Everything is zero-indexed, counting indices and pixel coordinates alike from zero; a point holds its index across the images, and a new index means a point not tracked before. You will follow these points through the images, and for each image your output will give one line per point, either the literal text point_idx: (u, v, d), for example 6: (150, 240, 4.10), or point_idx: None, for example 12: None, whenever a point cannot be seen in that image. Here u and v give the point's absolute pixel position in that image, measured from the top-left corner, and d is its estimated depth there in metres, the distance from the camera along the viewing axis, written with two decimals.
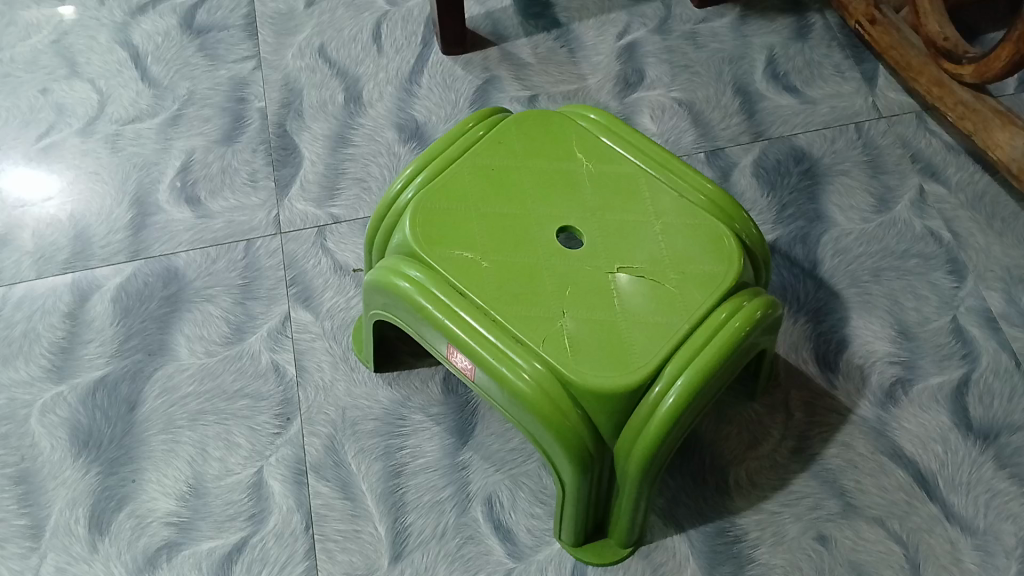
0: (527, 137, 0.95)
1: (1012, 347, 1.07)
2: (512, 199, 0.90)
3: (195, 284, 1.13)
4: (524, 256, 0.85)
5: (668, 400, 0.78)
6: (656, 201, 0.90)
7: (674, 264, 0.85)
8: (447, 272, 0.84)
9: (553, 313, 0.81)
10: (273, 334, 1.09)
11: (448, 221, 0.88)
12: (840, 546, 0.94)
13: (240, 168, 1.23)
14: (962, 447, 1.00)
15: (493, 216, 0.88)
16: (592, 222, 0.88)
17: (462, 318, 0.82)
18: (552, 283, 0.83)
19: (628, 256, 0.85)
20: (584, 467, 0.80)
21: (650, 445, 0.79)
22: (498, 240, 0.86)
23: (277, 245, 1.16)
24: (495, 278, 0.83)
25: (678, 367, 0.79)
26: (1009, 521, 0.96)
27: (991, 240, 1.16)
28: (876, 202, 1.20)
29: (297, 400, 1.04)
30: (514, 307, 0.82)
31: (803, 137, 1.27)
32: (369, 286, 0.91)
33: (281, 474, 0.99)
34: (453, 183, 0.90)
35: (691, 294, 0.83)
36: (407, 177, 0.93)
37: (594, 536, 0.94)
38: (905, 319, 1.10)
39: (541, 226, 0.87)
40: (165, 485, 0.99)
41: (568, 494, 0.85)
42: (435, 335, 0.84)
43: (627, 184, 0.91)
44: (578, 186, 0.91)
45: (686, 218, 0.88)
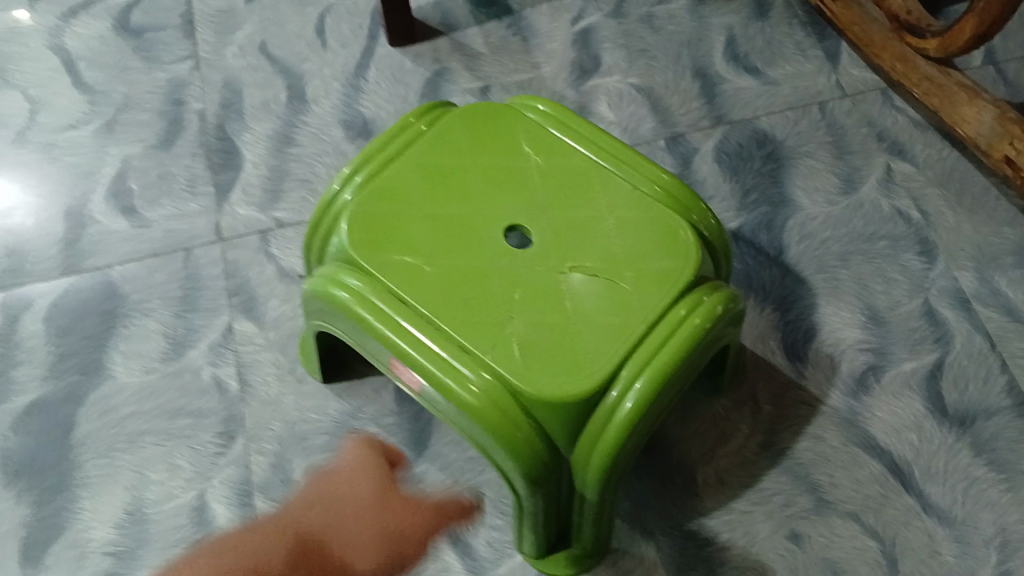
0: (472, 131, 0.90)
1: (986, 329, 1.04)
2: (458, 197, 0.85)
3: (133, 297, 1.08)
4: (469, 258, 0.80)
5: (626, 405, 0.73)
6: (609, 194, 0.85)
7: (629, 260, 0.80)
8: (388, 279, 0.79)
9: (500, 319, 0.76)
10: (215, 348, 1.03)
11: (388, 222, 0.82)
12: (813, 544, 0.91)
13: (180, 174, 1.18)
14: (937, 434, 0.96)
15: (436, 217, 0.83)
16: (542, 220, 0.83)
17: (406, 329, 0.77)
18: (499, 285, 0.78)
19: (580, 253, 0.81)
20: (538, 479, 0.76)
21: (609, 456, 0.74)
22: (442, 242, 0.81)
23: (218, 253, 1.11)
24: (439, 283, 0.79)
25: (635, 370, 0.74)
26: (988, 509, 0.92)
27: (961, 218, 1.13)
28: (842, 184, 1.16)
29: (241, 416, 0.99)
30: (460, 313, 0.77)
31: (765, 120, 1.23)
32: (306, 296, 0.85)
33: (225, 496, 0.94)
34: (394, 183, 0.85)
35: (647, 291, 0.78)
36: (344, 176, 0.88)
37: (556, 545, 0.89)
38: (875, 304, 1.06)
39: (487, 224, 0.83)
40: (104, 513, 0.94)
41: (526, 505, 0.80)
42: (378, 346, 0.79)
43: (578, 176, 0.87)
44: (525, 180, 0.86)
45: (641, 211, 0.84)
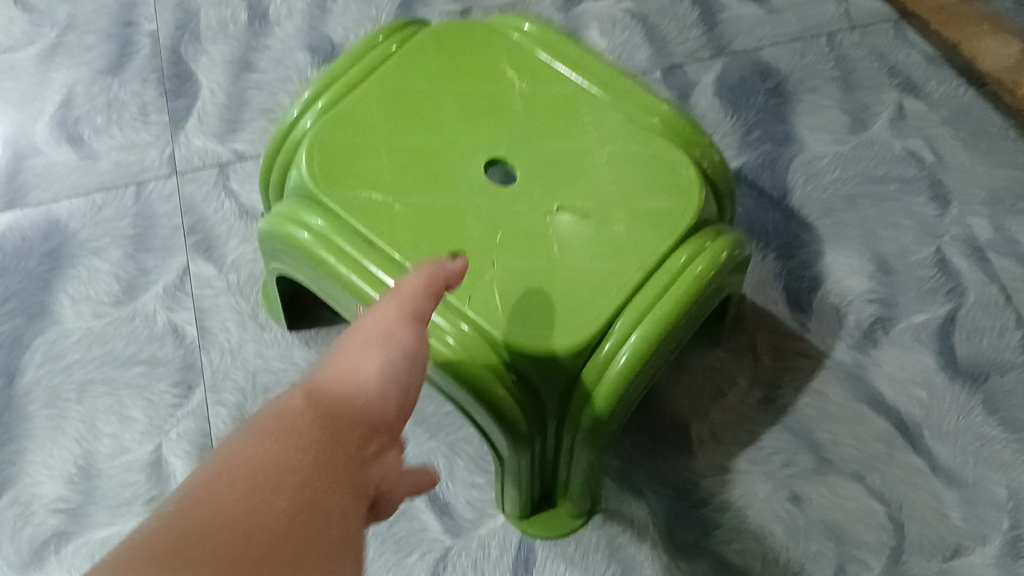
0: (449, 55, 0.81)
1: (1001, 280, 0.97)
2: (433, 127, 0.76)
3: (80, 236, 0.98)
4: (444, 195, 0.71)
5: (621, 359, 0.66)
6: (602, 127, 0.77)
7: (624, 200, 0.72)
8: (353, 217, 0.70)
9: (480, 263, 0.68)
10: (170, 292, 0.95)
11: (353, 153, 0.73)
12: (815, 506, 0.83)
13: (129, 102, 1.08)
14: (947, 391, 0.90)
15: (408, 148, 0.74)
16: (526, 154, 0.75)
17: (373, 273, 0.68)
18: (479, 225, 0.70)
19: (570, 192, 0.72)
20: (521, 439, 0.68)
21: (600, 416, 0.67)
22: (414, 176, 0.72)
23: (173, 188, 1.01)
24: (410, 222, 0.70)
25: (631, 321, 0.66)
26: (1000, 471, 0.85)
27: (976, 160, 1.05)
28: (850, 122, 1.08)
29: (199, 365, 0.91)
30: (434, 256, 0.68)
31: (768, 51, 1.14)
32: (261, 235, 0.76)
33: (183, 450, 0.86)
34: (360, 110, 0.76)
35: (645, 235, 0.70)
36: (304, 102, 0.78)
37: (542, 506, 0.83)
38: (883, 251, 0.99)
39: (466, 158, 0.74)
40: (52, 467, 0.86)
41: (508, 466, 0.73)
42: (342, 293, 0.70)
43: (567, 107, 0.78)
44: (509, 111, 0.77)
45: (637, 146, 0.76)
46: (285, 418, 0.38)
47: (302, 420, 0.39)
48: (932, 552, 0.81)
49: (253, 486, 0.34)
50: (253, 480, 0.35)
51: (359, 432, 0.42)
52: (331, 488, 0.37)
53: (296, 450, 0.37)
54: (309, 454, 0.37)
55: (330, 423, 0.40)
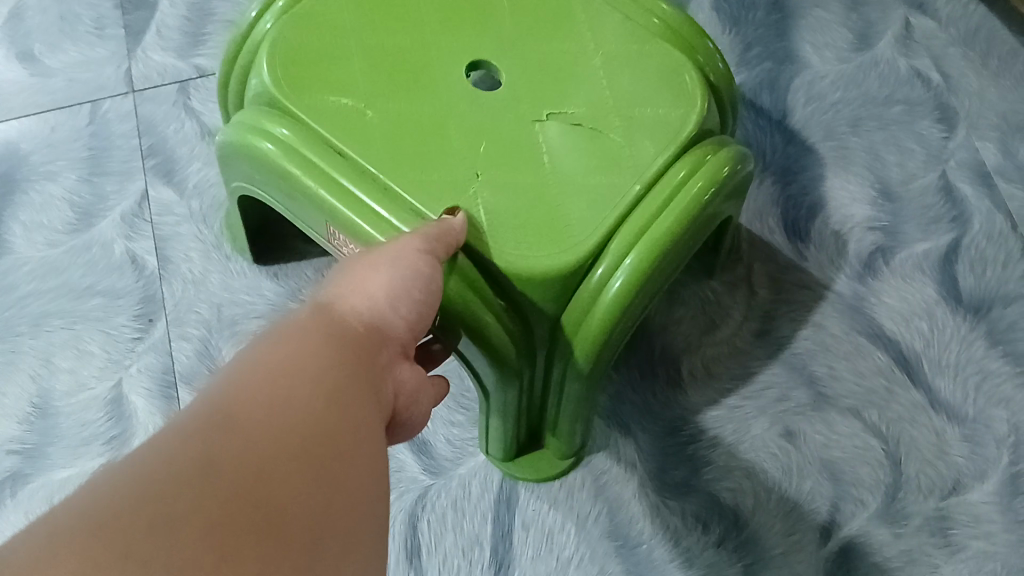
0: None
1: (1008, 208, 0.92)
2: (410, 28, 0.69)
3: (31, 158, 0.92)
4: (424, 102, 0.65)
5: (616, 284, 0.60)
6: (596, 30, 0.70)
7: (620, 109, 0.66)
8: (322, 124, 0.63)
9: (462, 175, 0.62)
10: (128, 219, 0.89)
11: (322, 55, 0.66)
12: (810, 443, 0.80)
13: (84, 14, 1.01)
14: (950, 323, 0.86)
15: (383, 51, 0.67)
16: (514, 58, 0.68)
17: (343, 185, 0.60)
18: (462, 134, 0.64)
19: (561, 100, 0.66)
20: (508, 371, 0.62)
21: (594, 345, 0.61)
22: (390, 81, 0.66)
23: (130, 107, 0.94)
24: (386, 131, 0.63)
25: (627, 242, 0.60)
26: (1002, 407, 0.82)
27: (986, 82, 1.00)
28: (855, 39, 1.03)
29: (160, 296, 0.85)
30: (411, 167, 0.62)
31: None
32: (220, 148, 0.69)
33: (144, 387, 0.81)
34: (329, 8, 0.69)
35: (643, 145, 0.64)
36: (264, 1, 0.71)
37: (529, 444, 0.79)
38: (886, 177, 0.94)
39: (447, 62, 0.67)
40: (5, 407, 0.81)
41: (494, 401, 0.68)
42: (309, 210, 0.63)
43: (557, 9, 0.71)
44: (493, 13, 0.71)
45: (633, 52, 0.69)
46: (305, 334, 0.43)
47: (322, 336, 0.43)
48: (930, 490, 0.78)
49: (278, 384, 0.38)
50: (282, 377, 0.38)
51: (372, 343, 0.46)
52: (353, 386, 0.41)
53: (318, 357, 0.41)
54: (327, 359, 0.41)
55: (347, 337, 0.45)
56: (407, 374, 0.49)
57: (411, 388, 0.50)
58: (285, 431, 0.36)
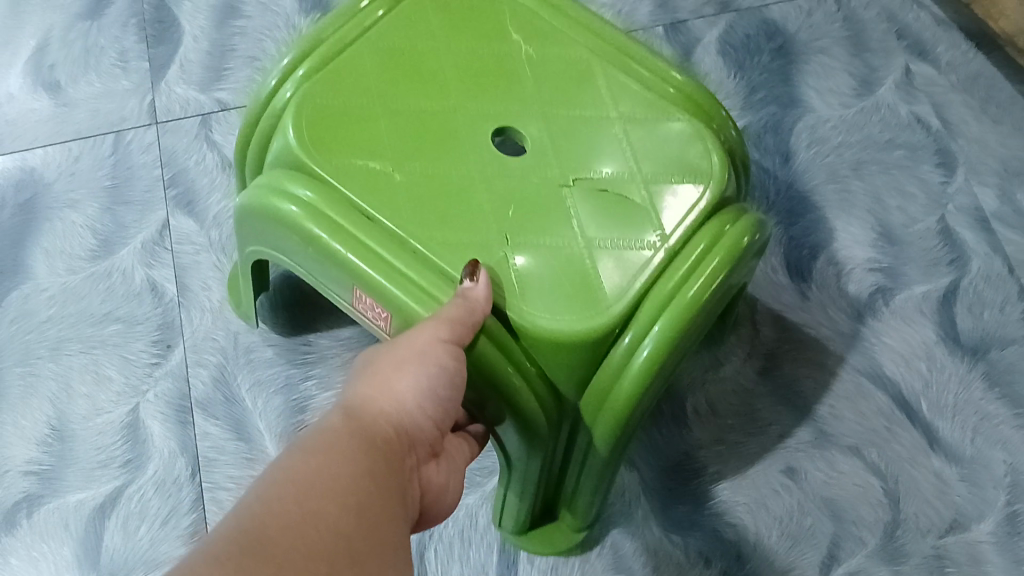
0: (450, 13, 0.73)
1: (1006, 252, 0.94)
2: (434, 90, 0.68)
3: (55, 186, 0.94)
4: (449, 167, 0.64)
5: (642, 353, 0.58)
6: (619, 94, 0.70)
7: (648, 172, 0.65)
8: (347, 188, 0.62)
9: (489, 240, 0.61)
10: (149, 247, 0.91)
11: (344, 118, 0.66)
12: (811, 481, 0.82)
13: (109, 48, 1.03)
14: (948, 364, 0.88)
15: (408, 114, 0.67)
16: (539, 123, 0.68)
17: (370, 252, 0.60)
18: (489, 198, 0.63)
19: (588, 164, 0.66)
20: (537, 441, 0.61)
21: (622, 416, 0.60)
22: (415, 146, 0.65)
23: (153, 139, 0.97)
24: (412, 195, 0.62)
25: (654, 311, 0.59)
26: (1000, 448, 0.83)
27: (985, 128, 1.03)
28: (857, 84, 1.06)
29: (178, 323, 0.87)
30: (438, 232, 0.61)
31: (776, 9, 1.12)
32: (239, 214, 0.68)
33: (161, 412, 0.83)
34: (353, 73, 0.68)
35: (669, 210, 0.63)
36: (283, 70, 0.69)
37: (547, 513, 0.78)
38: (888, 220, 0.97)
39: (473, 126, 0.67)
40: (23, 428, 0.83)
41: (516, 476, 0.67)
42: (334, 275, 0.62)
43: (579, 72, 0.71)
44: (517, 77, 0.70)
45: (657, 114, 0.69)
46: (345, 441, 0.47)
47: (360, 444, 0.47)
48: (929, 530, 0.79)
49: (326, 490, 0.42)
50: (330, 488, 0.43)
51: (403, 449, 0.51)
52: (389, 493, 0.46)
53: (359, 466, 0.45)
54: (365, 470, 0.46)
55: (379, 444, 0.49)
56: (431, 473, 0.56)
57: (437, 484, 0.57)
58: (326, 541, 0.40)
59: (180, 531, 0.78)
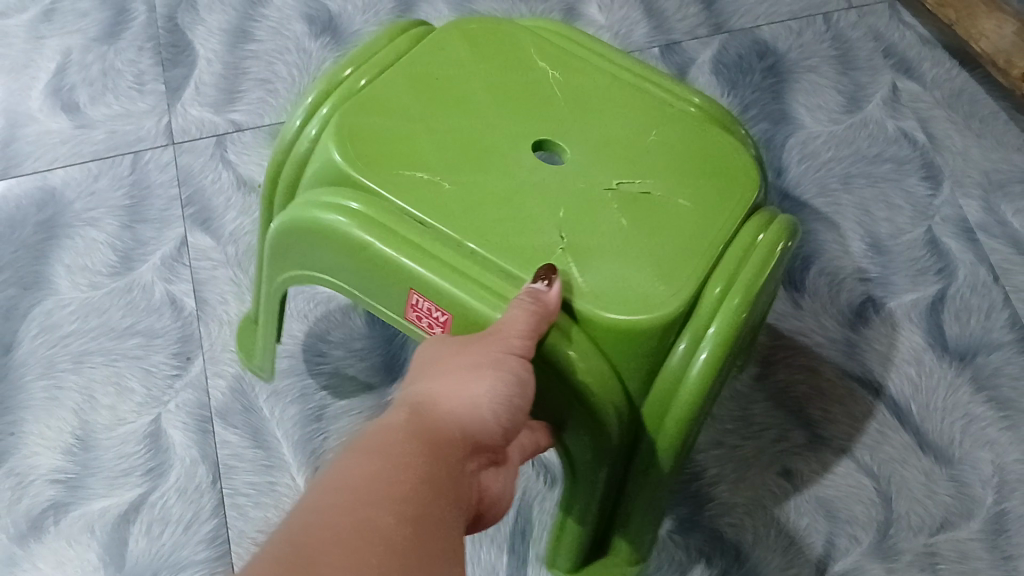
0: (472, 41, 0.75)
1: (991, 261, 0.98)
2: (468, 109, 0.70)
3: (75, 205, 0.98)
4: (496, 176, 0.66)
5: (702, 356, 0.59)
6: (646, 107, 0.73)
7: (684, 176, 0.68)
8: (397, 197, 0.63)
9: (547, 239, 0.62)
10: (167, 263, 0.95)
11: (384, 134, 0.67)
12: (807, 481, 0.85)
13: (125, 71, 1.08)
14: (936, 369, 0.91)
15: (446, 131, 0.68)
16: (575, 135, 0.70)
17: (429, 256, 0.61)
18: (539, 203, 0.64)
19: (628, 167, 0.68)
20: (605, 445, 0.61)
21: (694, 406, 0.60)
22: (458, 158, 0.66)
23: (169, 158, 1.02)
24: (462, 203, 0.64)
25: (711, 308, 0.60)
26: (986, 449, 0.87)
27: (970, 141, 1.07)
28: (846, 101, 1.11)
29: (196, 336, 0.91)
30: (497, 234, 0.62)
31: (767, 30, 1.17)
32: (279, 236, 0.68)
33: (181, 421, 0.86)
34: (385, 94, 0.70)
35: (713, 208, 0.66)
36: (309, 106, 0.72)
37: (595, 554, 0.73)
38: (877, 232, 1.01)
39: (511, 141, 0.68)
40: (48, 438, 0.85)
41: (577, 498, 0.66)
42: (390, 286, 0.62)
43: (604, 90, 0.74)
44: (544, 94, 0.72)
45: (683, 124, 0.72)
46: (402, 441, 0.45)
47: (419, 446, 0.45)
48: (919, 527, 0.82)
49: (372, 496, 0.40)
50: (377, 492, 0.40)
51: (463, 453, 0.48)
52: (438, 502, 0.43)
53: (413, 470, 0.43)
54: (419, 478, 0.43)
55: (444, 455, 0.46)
56: (491, 478, 0.52)
57: (495, 488, 0.53)
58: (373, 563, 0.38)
59: (202, 536, 0.81)
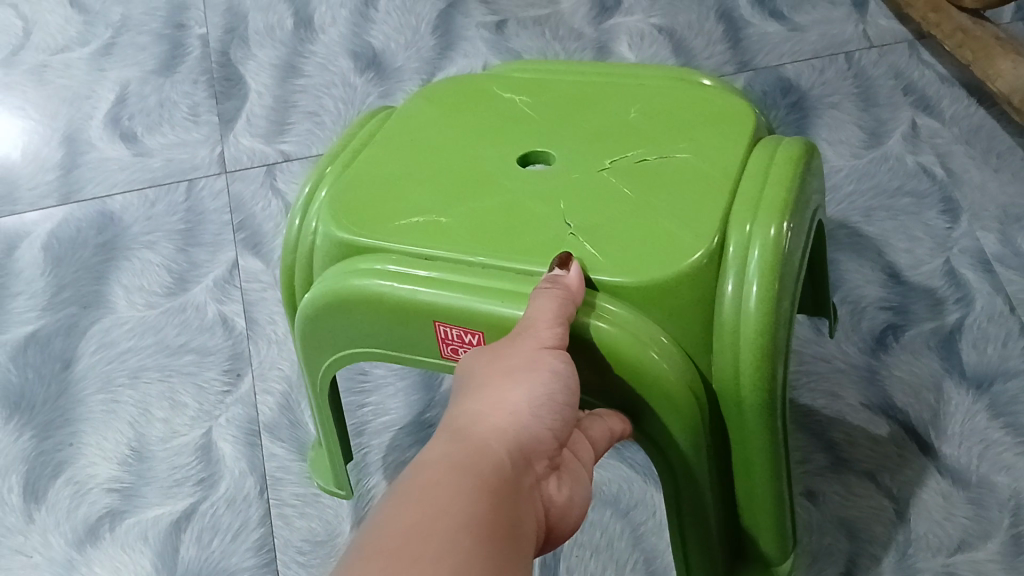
0: (440, 100, 0.80)
1: (1008, 291, 1.00)
2: (456, 151, 0.73)
3: (134, 230, 1.07)
4: (495, 192, 0.68)
5: (753, 292, 0.59)
6: (621, 98, 0.77)
7: (674, 136, 0.71)
8: (403, 240, 0.65)
9: (558, 234, 0.64)
10: (220, 284, 1.02)
11: (373, 189, 0.70)
12: (829, 502, 0.88)
13: (180, 102, 1.22)
14: (955, 396, 0.94)
15: (439, 171, 0.71)
16: (564, 142, 0.73)
17: (447, 280, 0.61)
18: (544, 204, 0.66)
19: (621, 147, 0.71)
20: (688, 425, 0.60)
21: (763, 345, 0.59)
22: (454, 189, 0.69)
23: (222, 186, 1.11)
24: (465, 226, 0.65)
25: (744, 241, 0.61)
26: (1004, 473, 0.88)
27: (987, 176, 1.11)
28: (867, 136, 1.16)
29: (247, 354, 0.96)
30: (512, 237, 0.64)
31: (791, 68, 1.25)
32: (312, 323, 0.67)
33: (231, 435, 0.90)
34: (369, 158, 0.73)
35: (716, 159, 0.68)
36: (307, 193, 0.75)
37: (742, 564, 0.70)
38: (897, 262, 1.05)
39: (505, 163, 0.71)
40: (105, 449, 0.90)
41: (701, 496, 0.63)
42: (418, 326, 0.62)
43: (573, 96, 0.78)
44: (525, 122, 0.76)
45: (652, 96, 0.77)
46: (439, 475, 0.45)
47: (458, 474, 0.45)
48: (938, 548, 0.83)
49: (416, 536, 0.40)
50: (421, 533, 0.40)
51: (514, 466, 0.48)
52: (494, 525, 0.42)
53: (454, 502, 0.43)
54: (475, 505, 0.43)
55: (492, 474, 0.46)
56: (553, 488, 0.51)
57: (562, 501, 0.52)
58: None
59: (249, 544, 0.83)
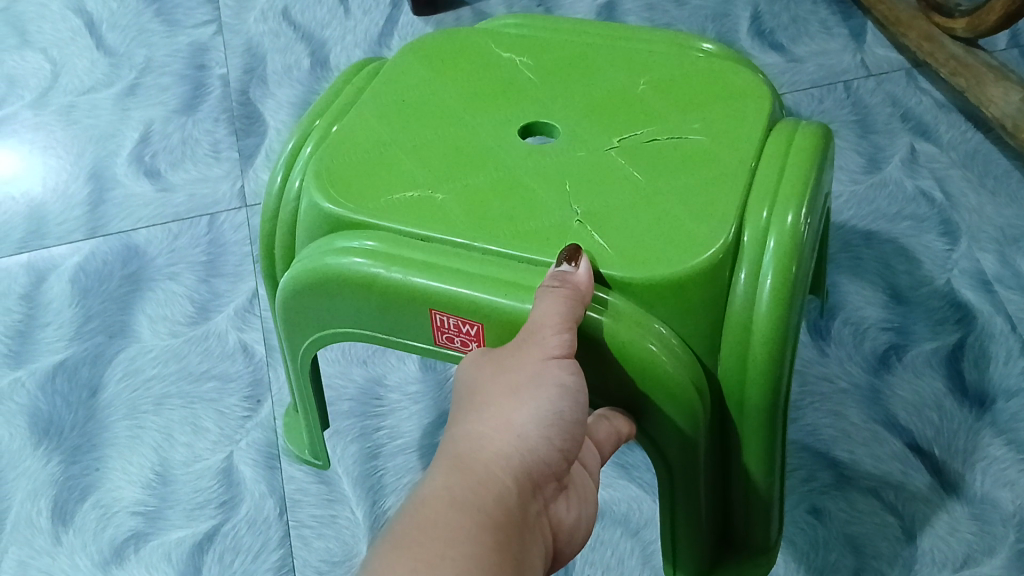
0: (435, 59, 0.82)
1: (1008, 310, 1.03)
2: (451, 120, 0.76)
3: (158, 263, 1.11)
4: (490, 170, 0.71)
5: (767, 282, 0.62)
6: (619, 68, 0.80)
7: (682, 117, 0.74)
8: (394, 219, 0.68)
9: (562, 218, 0.67)
10: (240, 313, 1.06)
11: (369, 158, 0.73)
12: (835, 519, 0.89)
13: (202, 139, 1.27)
14: (957, 413, 0.96)
15: (433, 141, 0.74)
16: (563, 116, 0.76)
17: (442, 270, 0.64)
18: (543, 186, 0.70)
19: (623, 125, 0.74)
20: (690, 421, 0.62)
21: (772, 342, 0.62)
22: (451, 163, 0.72)
23: (242, 220, 1.16)
24: (459, 206, 0.69)
25: (760, 232, 0.64)
26: (1007, 488, 0.90)
27: (984, 199, 1.14)
28: (866, 163, 1.20)
29: (266, 379, 1.00)
30: (515, 222, 0.67)
31: (790, 98, 1.29)
32: (295, 300, 0.70)
33: (251, 457, 0.94)
34: (361, 121, 0.76)
35: (726, 143, 0.71)
36: (290, 154, 0.78)
37: (729, 557, 0.75)
38: (897, 283, 1.07)
39: (499, 136, 0.75)
40: (130, 473, 0.93)
41: (699, 486, 0.66)
42: (409, 311, 0.65)
43: (571, 63, 0.81)
44: (521, 90, 0.79)
45: (656, 69, 0.79)
46: (447, 516, 0.48)
47: (467, 515, 0.49)
48: (943, 563, 0.85)
49: None
50: None
51: (517, 498, 0.51)
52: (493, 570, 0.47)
53: (464, 547, 0.47)
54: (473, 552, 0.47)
55: (494, 512, 0.49)
56: (562, 510, 0.56)
57: (569, 521, 0.56)
58: None
59: (270, 564, 0.86)
